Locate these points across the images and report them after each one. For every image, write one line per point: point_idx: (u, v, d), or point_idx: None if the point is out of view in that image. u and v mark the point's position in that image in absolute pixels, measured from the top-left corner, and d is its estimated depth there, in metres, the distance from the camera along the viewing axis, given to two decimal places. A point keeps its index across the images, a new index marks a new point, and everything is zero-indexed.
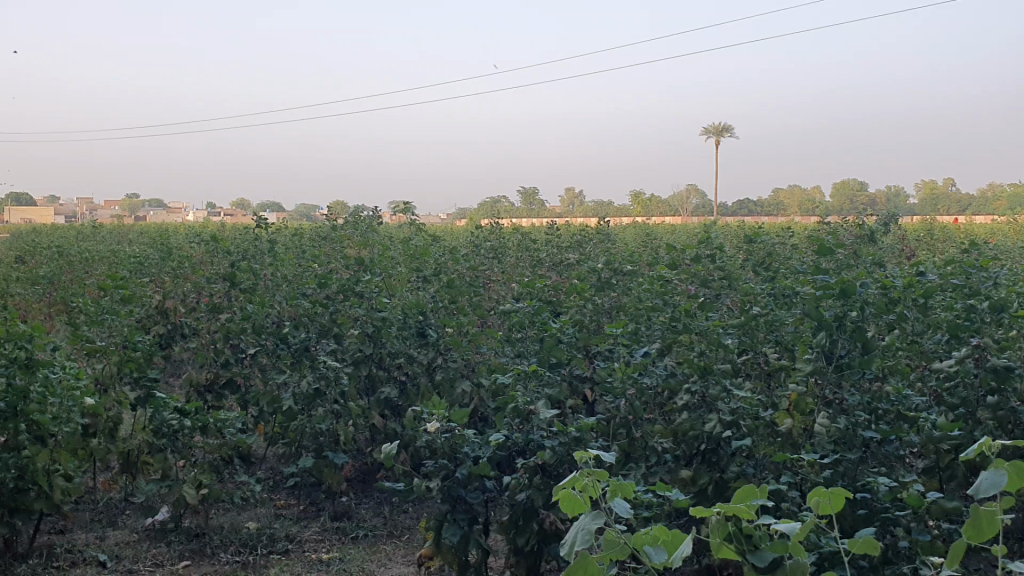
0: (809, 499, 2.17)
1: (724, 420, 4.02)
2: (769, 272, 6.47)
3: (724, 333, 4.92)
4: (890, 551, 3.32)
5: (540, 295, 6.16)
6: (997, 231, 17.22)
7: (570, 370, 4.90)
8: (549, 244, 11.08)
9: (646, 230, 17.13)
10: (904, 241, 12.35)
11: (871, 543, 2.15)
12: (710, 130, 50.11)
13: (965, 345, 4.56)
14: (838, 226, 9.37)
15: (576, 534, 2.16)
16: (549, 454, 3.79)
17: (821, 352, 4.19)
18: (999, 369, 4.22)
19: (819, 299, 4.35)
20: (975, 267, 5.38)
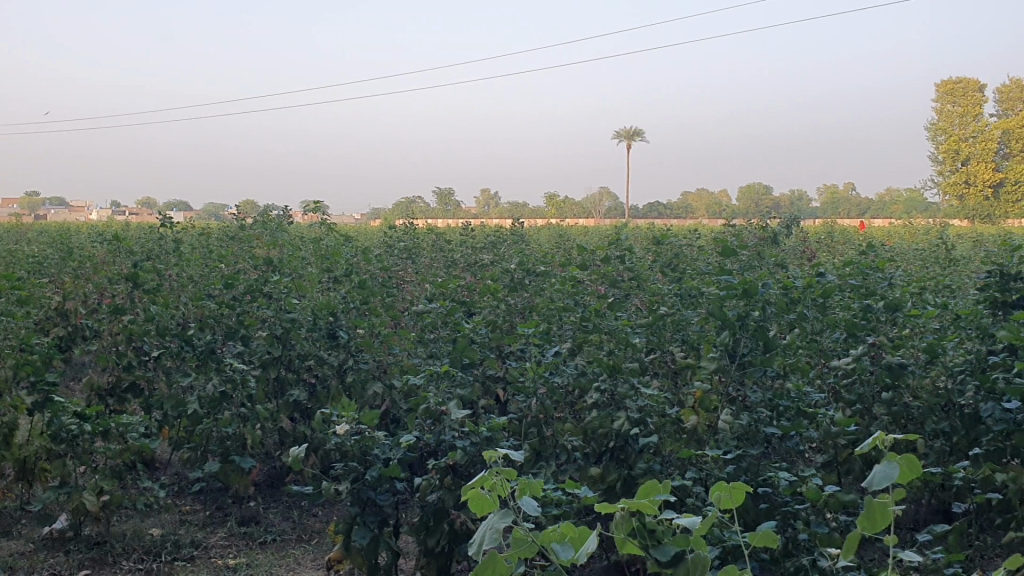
0: (710, 494, 2.22)
1: (631, 418, 4.07)
2: (676, 273, 6.61)
3: (633, 333, 5.01)
4: (791, 543, 3.43)
5: (452, 296, 6.17)
6: (894, 233, 17.92)
7: (482, 370, 4.92)
8: (462, 244, 11.10)
9: (559, 231, 17.33)
10: (805, 242, 12.77)
11: (771, 536, 2.21)
12: (622, 133, 51.02)
13: (861, 344, 4.74)
14: (743, 228, 9.63)
15: (483, 534, 2.15)
16: (460, 454, 3.80)
17: (724, 351, 4.31)
18: (893, 366, 4.39)
19: (722, 298, 4.47)
20: (871, 268, 5.59)
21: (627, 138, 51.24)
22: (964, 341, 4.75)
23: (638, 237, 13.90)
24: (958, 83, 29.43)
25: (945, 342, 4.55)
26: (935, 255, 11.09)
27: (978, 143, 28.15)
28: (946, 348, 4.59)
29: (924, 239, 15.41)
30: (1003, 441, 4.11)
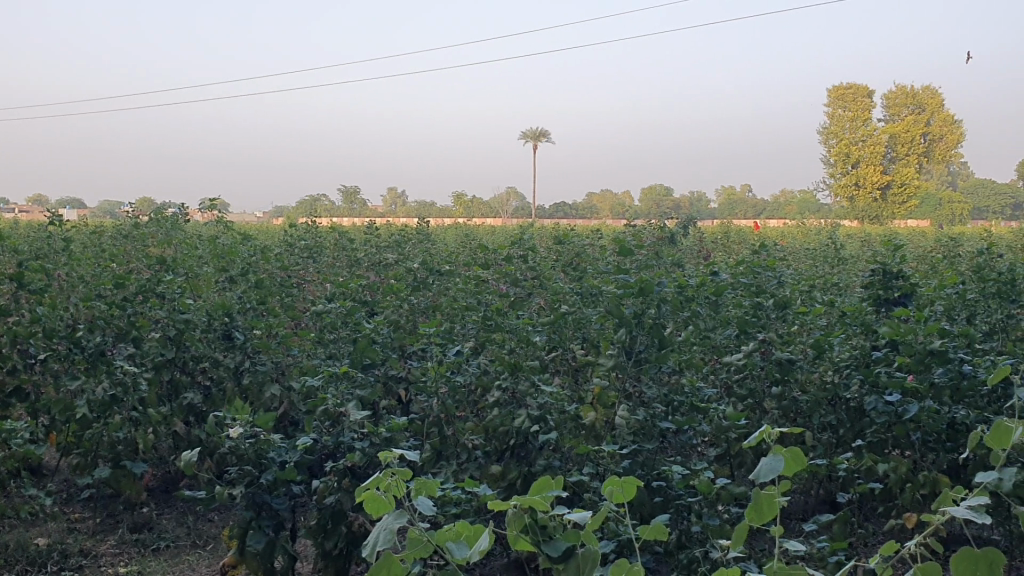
0: (603, 489, 2.25)
1: (531, 416, 4.10)
2: (577, 272, 6.68)
3: (534, 331, 5.05)
4: (684, 535, 3.50)
5: (353, 296, 6.10)
6: (788, 233, 18.50)
7: (383, 370, 4.88)
8: (365, 244, 10.98)
9: (464, 230, 17.33)
10: (703, 242, 13.05)
11: (662, 529, 2.25)
12: (527, 133, 51.34)
13: (753, 340, 4.88)
14: (643, 228, 9.78)
15: (378, 534, 2.13)
16: (358, 456, 3.76)
17: (621, 348, 4.38)
18: (783, 362, 4.52)
19: (620, 297, 4.53)
20: (763, 267, 5.76)
21: (532, 138, 51.51)
22: (849, 337, 4.93)
23: (541, 236, 14.01)
24: (848, 89, 30.36)
25: (831, 337, 4.72)
26: (825, 254, 11.51)
27: (867, 146, 29.23)
28: (832, 343, 4.75)
29: (816, 238, 15.97)
30: (885, 433, 4.24)
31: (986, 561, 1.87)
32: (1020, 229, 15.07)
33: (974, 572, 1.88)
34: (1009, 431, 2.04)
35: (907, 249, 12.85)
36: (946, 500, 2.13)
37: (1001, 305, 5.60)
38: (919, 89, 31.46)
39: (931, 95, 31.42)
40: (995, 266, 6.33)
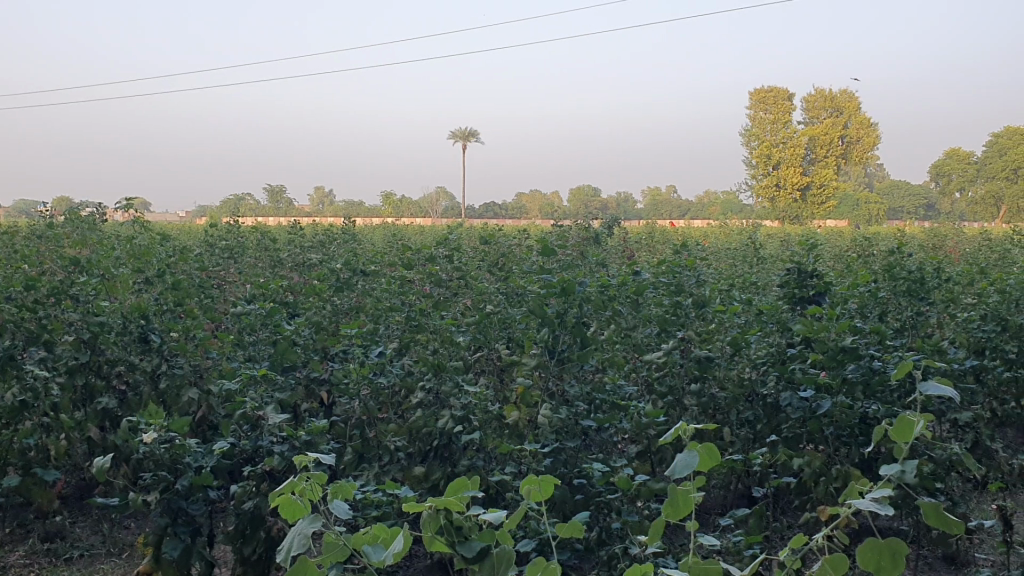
0: (520, 488, 2.26)
1: (454, 416, 4.09)
2: (502, 273, 6.69)
3: (458, 331, 5.05)
4: (605, 532, 3.54)
5: (274, 298, 6.01)
6: (710, 233, 18.84)
7: (304, 373, 4.82)
8: (289, 244, 10.82)
9: (390, 230, 17.21)
10: (627, 242, 13.18)
11: (578, 527, 2.27)
12: (456, 134, 51.24)
13: (673, 338, 4.95)
14: (569, 228, 9.84)
15: (292, 539, 2.11)
16: (277, 460, 3.71)
17: (544, 347, 4.40)
18: (701, 359, 4.59)
19: (542, 296, 4.56)
20: (683, 266, 5.84)
21: (462, 138, 51.32)
22: (766, 334, 5.03)
23: (468, 236, 14.00)
24: (770, 92, 30.77)
25: (748, 335, 4.82)
26: (745, 254, 11.74)
27: (787, 149, 29.85)
28: (750, 341, 4.84)
29: (737, 238, 16.28)
30: (800, 428, 4.34)
31: (890, 551, 1.93)
32: (931, 229, 15.61)
33: (878, 562, 1.94)
34: (911, 424, 2.10)
35: (825, 249, 13.20)
36: (852, 493, 2.19)
37: (910, 303, 5.78)
38: (836, 93, 32.29)
39: (848, 99, 32.27)
40: (906, 264, 6.53)
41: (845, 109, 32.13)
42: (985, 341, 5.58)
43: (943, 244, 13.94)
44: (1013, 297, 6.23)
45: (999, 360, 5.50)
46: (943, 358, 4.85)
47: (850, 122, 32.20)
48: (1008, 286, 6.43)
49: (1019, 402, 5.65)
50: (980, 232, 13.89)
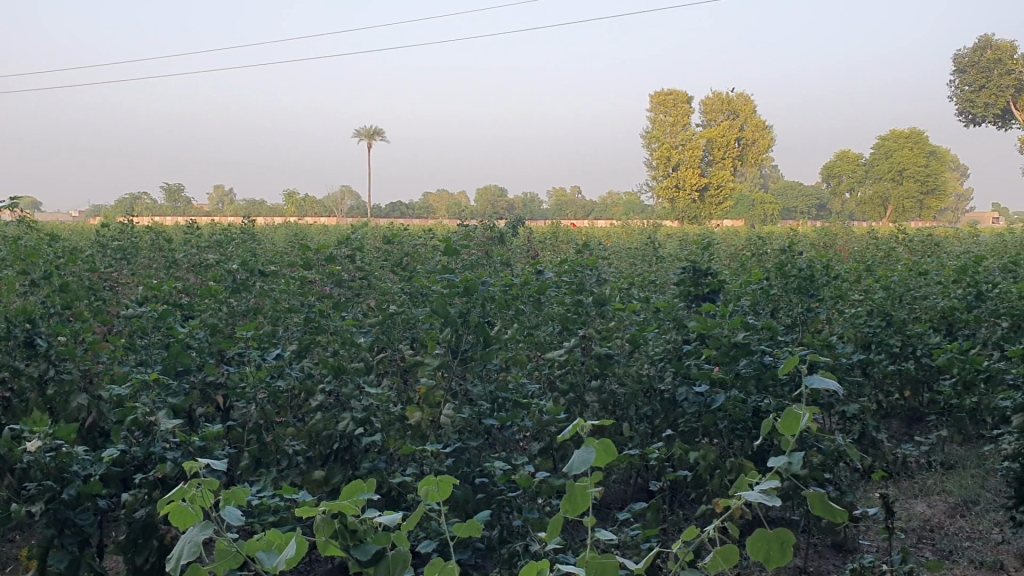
0: (418, 488, 2.25)
1: (356, 418, 4.04)
2: (405, 272, 6.65)
3: (359, 332, 4.99)
4: (506, 530, 3.55)
5: (169, 300, 5.84)
6: (612, 233, 19.12)
7: (200, 377, 4.69)
8: (186, 244, 10.54)
9: (292, 230, 16.91)
10: (531, 242, 13.25)
11: (475, 526, 2.27)
12: (363, 133, 50.76)
13: (575, 336, 5.00)
14: (473, 228, 9.84)
15: (182, 547, 2.05)
16: (170, 467, 3.61)
17: (447, 347, 4.40)
18: (602, 356, 4.66)
19: (446, 296, 4.55)
20: (584, 265, 5.91)
21: (366, 136, 50.94)
22: (664, 331, 5.13)
23: (370, 235, 13.89)
24: (669, 95, 31.06)
25: (647, 332, 4.90)
26: (646, 253, 11.94)
27: (687, 150, 30.46)
28: (647, 338, 4.93)
29: (638, 238, 16.56)
30: (696, 422, 4.44)
31: (779, 540, 1.99)
32: (822, 228, 16.18)
33: (767, 553, 1.99)
34: (797, 417, 2.17)
35: (722, 247, 13.56)
36: (742, 486, 2.24)
37: (801, 300, 5.97)
38: (733, 97, 33.18)
39: (745, 102, 33.17)
40: (797, 262, 6.75)
41: (742, 112, 33.05)
42: (871, 335, 5.80)
43: (834, 244, 14.44)
44: (897, 293, 6.50)
45: (883, 354, 5.74)
46: (832, 352, 5.02)
47: (746, 125, 33.14)
48: (891, 283, 6.71)
49: (902, 394, 5.90)
50: (868, 231, 14.45)
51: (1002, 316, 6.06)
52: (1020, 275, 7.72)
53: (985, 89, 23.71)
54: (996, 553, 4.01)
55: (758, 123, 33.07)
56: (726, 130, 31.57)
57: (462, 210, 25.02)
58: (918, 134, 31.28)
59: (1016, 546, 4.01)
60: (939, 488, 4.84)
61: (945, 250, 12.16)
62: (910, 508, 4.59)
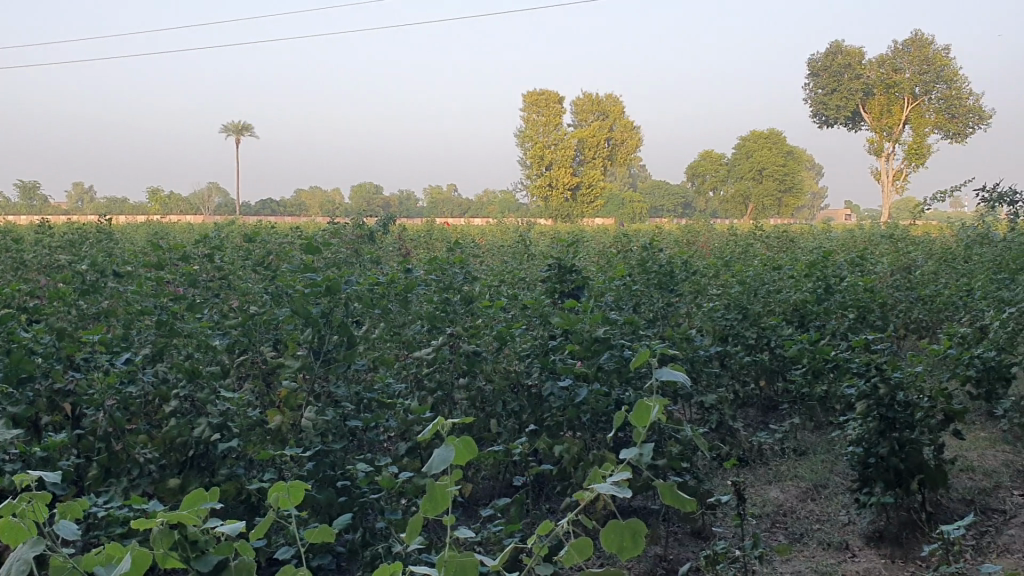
0: (267, 494, 2.17)
1: (211, 424, 3.90)
2: (268, 271, 6.48)
3: (217, 334, 4.83)
4: (368, 533, 3.51)
5: (12, 303, 5.50)
6: (483, 231, 19.17)
7: (45, 384, 4.43)
8: (35, 245, 9.97)
9: (153, 229, 16.24)
10: (403, 242, 13.12)
11: (328, 531, 2.22)
12: (231, 128, 49.31)
13: (441, 334, 4.97)
14: (341, 226, 9.68)
15: (11, 565, 1.92)
16: (8, 481, 3.39)
17: (308, 348, 4.27)
18: (469, 354, 4.63)
19: (306, 296, 4.42)
20: (450, 262, 5.89)
21: (232, 132, 49.57)
22: (530, 328, 5.15)
23: (236, 234, 13.48)
24: (541, 95, 31.22)
25: (513, 329, 4.91)
26: (517, 249, 12.01)
27: (560, 149, 30.80)
28: (514, 335, 4.93)
29: (510, 237, 16.68)
30: (560, 417, 4.49)
31: (631, 531, 1.98)
32: (685, 226, 16.69)
33: (620, 544, 1.98)
34: (648, 409, 2.20)
35: (590, 244, 13.79)
36: (596, 479, 2.23)
37: (662, 295, 6.12)
38: (602, 97, 33.83)
39: (614, 104, 33.89)
40: (658, 258, 6.90)
41: (612, 113, 33.79)
42: (728, 328, 5.99)
43: (698, 241, 14.88)
44: (752, 287, 6.74)
45: (741, 346, 5.92)
46: (690, 345, 5.16)
47: (614, 125, 33.88)
48: (748, 278, 6.94)
49: (757, 384, 6.11)
50: (729, 228, 14.99)
51: (848, 308, 6.36)
52: (865, 269, 8.14)
53: (834, 93, 25.04)
54: (843, 534, 4.19)
55: (626, 124, 33.88)
56: (597, 130, 32.13)
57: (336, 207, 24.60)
58: (776, 135, 32.71)
59: (861, 526, 4.21)
60: (791, 473, 5.04)
61: (800, 246, 12.77)
62: (765, 494, 4.77)
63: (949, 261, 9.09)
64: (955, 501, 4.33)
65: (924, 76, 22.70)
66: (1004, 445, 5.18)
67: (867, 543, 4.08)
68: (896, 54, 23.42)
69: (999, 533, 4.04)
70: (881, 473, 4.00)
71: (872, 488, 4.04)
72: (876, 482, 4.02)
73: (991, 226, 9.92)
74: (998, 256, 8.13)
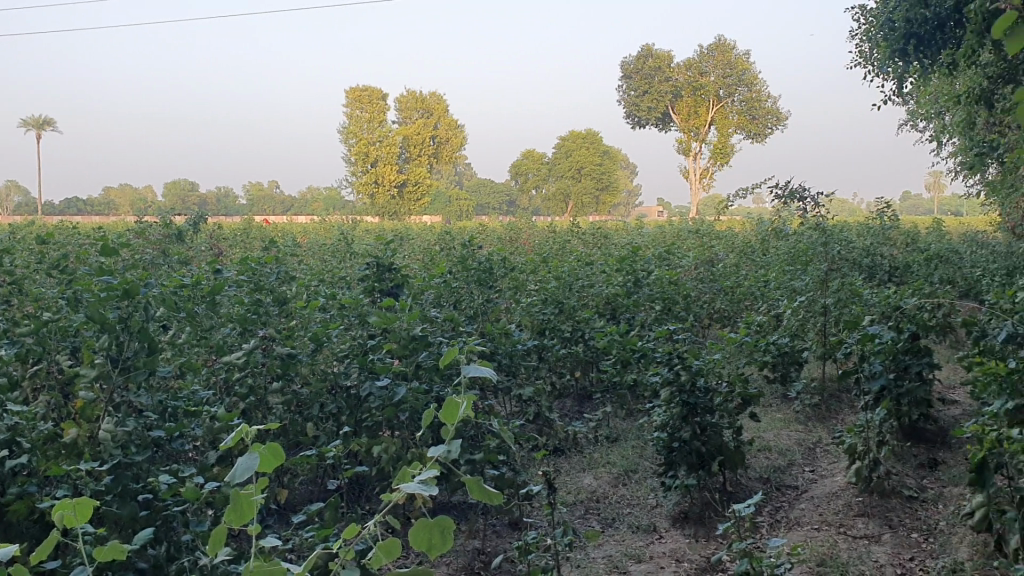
0: (52, 513, 2.03)
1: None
2: (61, 275, 6.05)
3: (6, 343, 4.45)
4: (171, 547, 3.38)
5: None
6: (302, 230, 18.62)
7: None
8: None
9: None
10: (217, 243, 12.58)
11: (119, 549, 2.08)
12: (26, 124, 46.05)
13: (253, 337, 4.79)
14: (148, 225, 9.18)
15: None
16: None
17: (106, 356, 4.00)
18: (282, 356, 4.47)
19: (102, 300, 4.13)
20: (260, 261, 5.68)
21: (27, 125, 46.19)
22: (347, 327, 5.06)
23: (32, 235, 12.52)
24: (364, 92, 30.41)
25: (328, 330, 4.80)
26: (337, 247, 11.77)
27: (385, 146, 30.47)
28: (331, 335, 4.83)
29: (330, 236, 16.34)
30: (377, 417, 4.44)
31: (439, 527, 1.72)
32: (506, 224, 16.93)
33: (429, 540, 1.72)
34: (457, 405, 2.01)
35: (414, 242, 13.71)
36: (404, 478, 2.06)
37: (481, 291, 6.15)
38: (424, 95, 33.78)
39: (437, 102, 33.95)
40: (476, 254, 6.93)
41: (435, 111, 33.78)
42: (545, 322, 6.16)
43: (520, 239, 15.07)
44: (567, 281, 6.88)
45: (556, 339, 6.08)
46: (508, 340, 5.22)
47: (438, 123, 33.91)
48: (563, 273, 7.08)
49: (573, 375, 6.29)
50: (549, 225, 15.29)
51: (656, 300, 6.72)
52: (672, 263, 8.49)
53: (648, 94, 25.55)
54: (651, 516, 4.36)
55: (449, 122, 33.98)
56: (420, 128, 32.05)
57: (149, 206, 23.09)
58: (593, 135, 33.74)
59: (666, 508, 4.39)
60: (604, 460, 5.19)
61: (615, 241, 13.23)
62: (579, 481, 4.89)
63: (749, 254, 9.62)
64: (751, 479, 4.61)
65: (728, 79, 24.36)
66: (796, 424, 5.55)
67: (672, 524, 4.25)
68: (702, 58, 24.55)
69: (791, 507, 4.33)
70: (684, 457, 4.21)
71: (676, 471, 4.23)
72: (680, 466, 4.21)
73: (785, 221, 10.63)
74: (790, 248, 8.71)
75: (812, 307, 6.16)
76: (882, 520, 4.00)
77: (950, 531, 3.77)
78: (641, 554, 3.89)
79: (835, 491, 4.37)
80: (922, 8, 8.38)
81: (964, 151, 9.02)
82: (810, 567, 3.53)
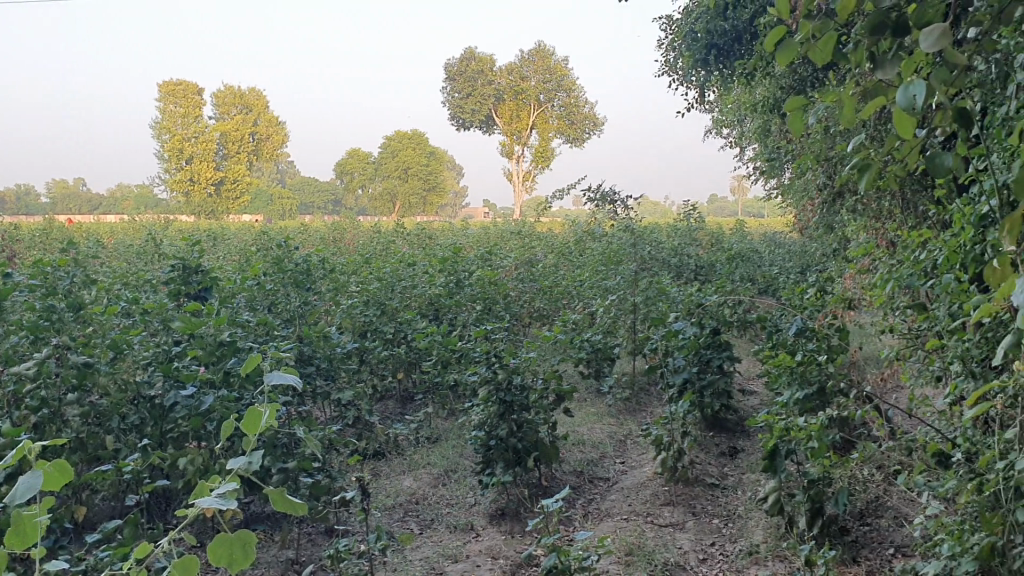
0: None
1: None
2: None
3: None
4: None
5: None
6: (110, 230, 17.60)
7: None
8: None
9: None
10: (12, 245, 11.68)
11: None
12: None
13: (46, 344, 4.47)
14: None
15: None
16: None
17: None
18: (79, 365, 4.20)
19: None
20: (56, 264, 5.32)
21: None
22: (150, 333, 4.81)
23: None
24: (178, 85, 29.13)
25: (129, 336, 4.55)
26: (148, 247, 11.19)
27: (201, 142, 29.26)
28: (132, 342, 4.59)
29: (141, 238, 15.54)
30: (183, 427, 4.25)
31: (241, 542, 1.62)
32: (330, 224, 16.65)
33: (229, 554, 1.60)
34: (259, 414, 1.90)
35: (230, 243, 13.23)
36: (203, 491, 1.95)
37: (298, 292, 6.00)
38: (242, 90, 32.75)
39: (256, 98, 32.96)
40: (293, 255, 6.76)
41: (253, 108, 32.78)
42: (366, 323, 6.08)
43: (343, 239, 14.83)
44: (388, 281, 6.82)
45: (378, 340, 6.03)
46: (324, 342, 5.11)
47: (257, 119, 32.94)
48: (383, 274, 7.02)
49: (396, 376, 6.25)
50: (372, 225, 15.13)
51: (477, 300, 6.77)
52: (493, 262, 8.58)
53: (470, 96, 25.63)
54: (468, 515, 4.39)
55: (268, 119, 33.11)
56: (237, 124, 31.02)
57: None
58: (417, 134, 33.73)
59: (484, 505, 4.43)
60: (425, 461, 5.18)
61: (439, 242, 13.26)
62: (398, 483, 4.86)
63: (568, 254, 9.84)
64: (566, 473, 4.73)
65: (548, 84, 24.87)
66: (609, 417, 5.73)
67: (489, 521, 4.29)
68: (523, 62, 24.85)
69: (603, 499, 4.46)
70: (500, 454, 4.25)
71: (492, 469, 4.28)
72: (497, 463, 4.26)
73: (601, 222, 10.97)
74: (606, 248, 8.97)
75: (623, 305, 6.38)
76: (686, 508, 4.18)
77: (747, 516, 3.99)
78: (457, 554, 3.91)
79: (643, 482, 4.54)
80: (720, 20, 8.83)
81: (762, 155, 9.58)
82: (620, 557, 3.64)
